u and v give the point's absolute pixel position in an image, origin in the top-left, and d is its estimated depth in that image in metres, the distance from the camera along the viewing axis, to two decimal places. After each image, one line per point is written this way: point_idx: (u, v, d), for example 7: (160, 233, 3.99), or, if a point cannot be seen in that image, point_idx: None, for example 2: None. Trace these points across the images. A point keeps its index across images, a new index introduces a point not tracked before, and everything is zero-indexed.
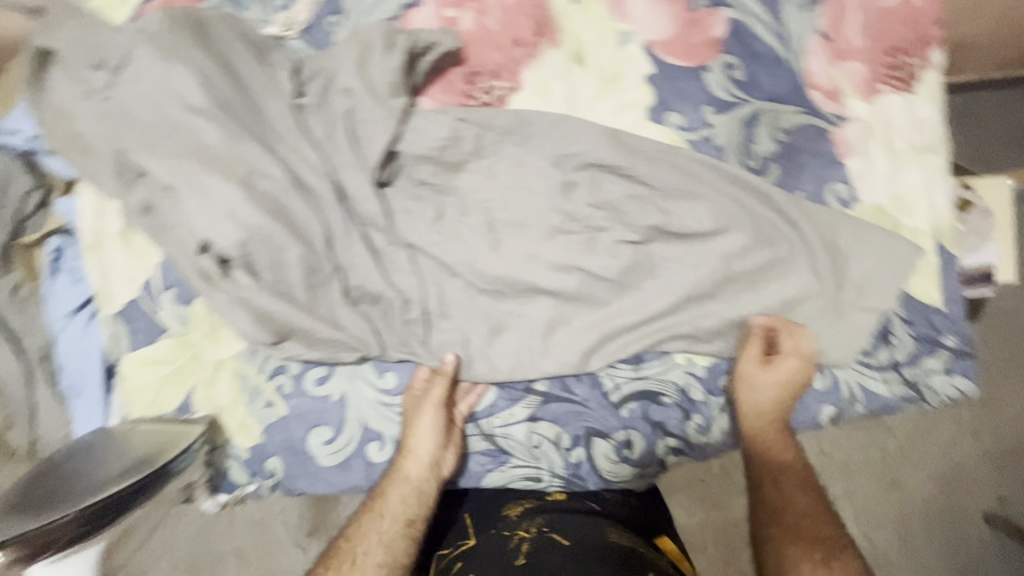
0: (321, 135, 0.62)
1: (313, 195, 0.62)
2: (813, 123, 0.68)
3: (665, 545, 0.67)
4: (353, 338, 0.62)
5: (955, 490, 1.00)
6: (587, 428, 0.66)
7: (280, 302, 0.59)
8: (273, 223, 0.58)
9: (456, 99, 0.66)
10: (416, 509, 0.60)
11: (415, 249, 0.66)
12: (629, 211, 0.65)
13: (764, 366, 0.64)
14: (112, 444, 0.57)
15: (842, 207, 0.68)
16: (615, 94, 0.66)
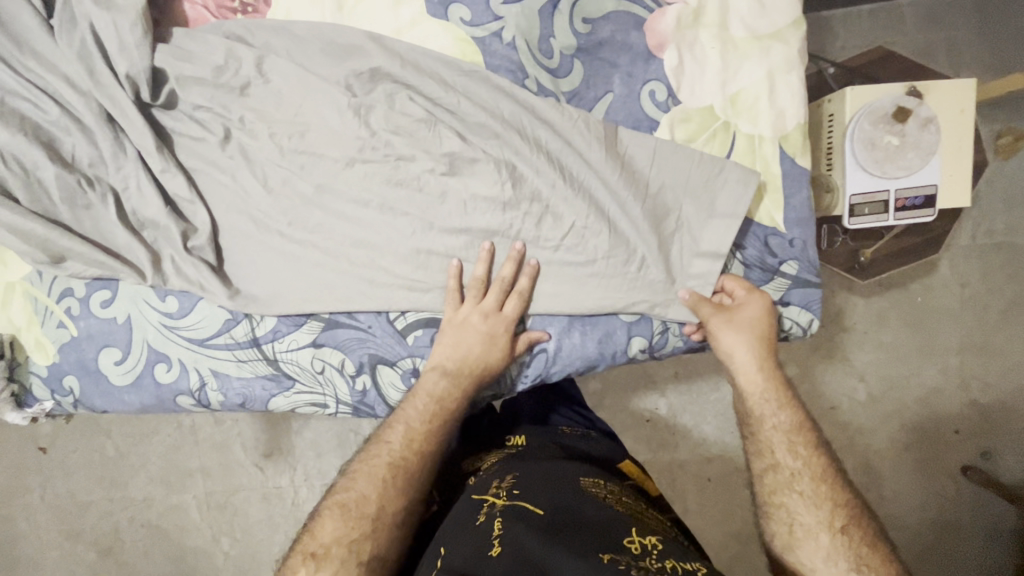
0: (65, 36, 0.56)
1: (70, 107, 0.57)
2: (623, 11, 0.57)
3: (630, 468, 0.75)
4: (124, 265, 0.59)
5: (936, 446, 1.12)
6: (371, 355, 0.63)
7: (38, 221, 0.56)
8: (21, 140, 0.55)
9: (216, 2, 0.61)
10: (412, 497, 0.57)
11: (194, 172, 0.61)
12: (407, 122, 0.58)
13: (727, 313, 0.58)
14: None
15: (660, 112, 0.58)
16: None
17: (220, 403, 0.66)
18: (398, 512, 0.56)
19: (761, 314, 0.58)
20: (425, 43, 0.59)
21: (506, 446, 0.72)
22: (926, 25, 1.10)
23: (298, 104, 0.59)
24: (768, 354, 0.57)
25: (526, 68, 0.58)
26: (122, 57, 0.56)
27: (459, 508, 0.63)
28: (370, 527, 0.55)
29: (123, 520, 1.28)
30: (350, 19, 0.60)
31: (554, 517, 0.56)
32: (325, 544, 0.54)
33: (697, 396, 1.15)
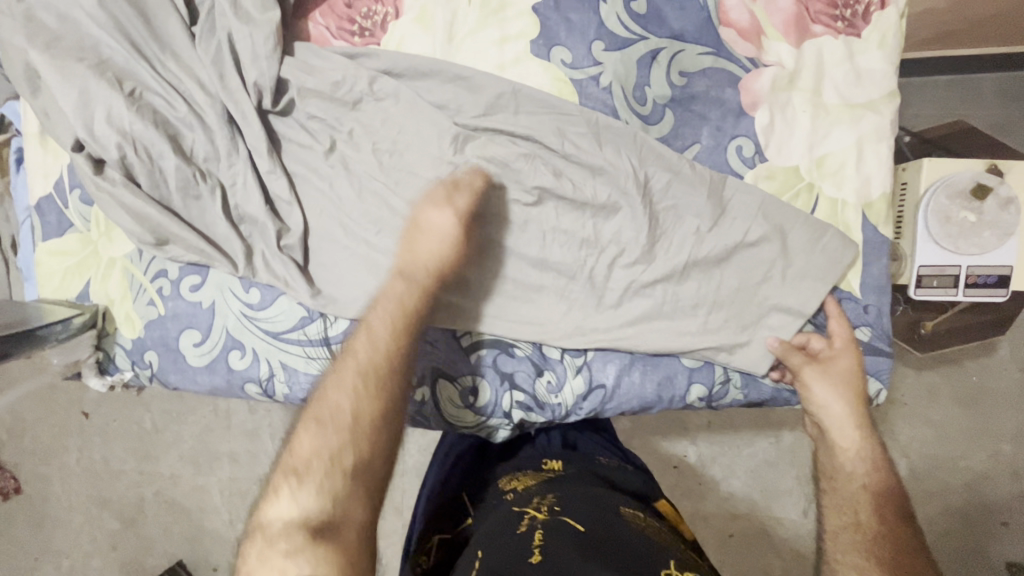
0: (206, 46, 0.62)
1: (197, 106, 0.62)
2: (720, 67, 0.59)
3: (664, 507, 0.73)
4: (221, 254, 0.64)
5: (983, 536, 1.06)
6: (433, 368, 0.65)
7: (154, 205, 0.61)
8: (150, 129, 0.59)
9: (337, 23, 0.64)
10: (392, 396, 0.53)
11: (295, 177, 0.65)
12: (503, 155, 0.61)
13: (819, 363, 0.59)
14: (31, 309, 0.66)
15: (745, 167, 0.60)
16: (498, 24, 0.62)
17: (283, 395, 0.69)
18: (375, 408, 0.51)
19: (856, 375, 0.59)
20: (525, 80, 0.62)
21: (542, 470, 0.72)
22: (1005, 105, 1.09)
23: (401, 125, 0.63)
24: (857, 390, 0.59)
25: (619, 113, 0.61)
26: (252, 68, 0.61)
27: (498, 515, 0.64)
28: (341, 417, 0.50)
29: (149, 493, 1.32)
30: (461, 51, 0.63)
31: (591, 533, 0.56)
32: (297, 474, 0.48)
33: (728, 447, 1.12)
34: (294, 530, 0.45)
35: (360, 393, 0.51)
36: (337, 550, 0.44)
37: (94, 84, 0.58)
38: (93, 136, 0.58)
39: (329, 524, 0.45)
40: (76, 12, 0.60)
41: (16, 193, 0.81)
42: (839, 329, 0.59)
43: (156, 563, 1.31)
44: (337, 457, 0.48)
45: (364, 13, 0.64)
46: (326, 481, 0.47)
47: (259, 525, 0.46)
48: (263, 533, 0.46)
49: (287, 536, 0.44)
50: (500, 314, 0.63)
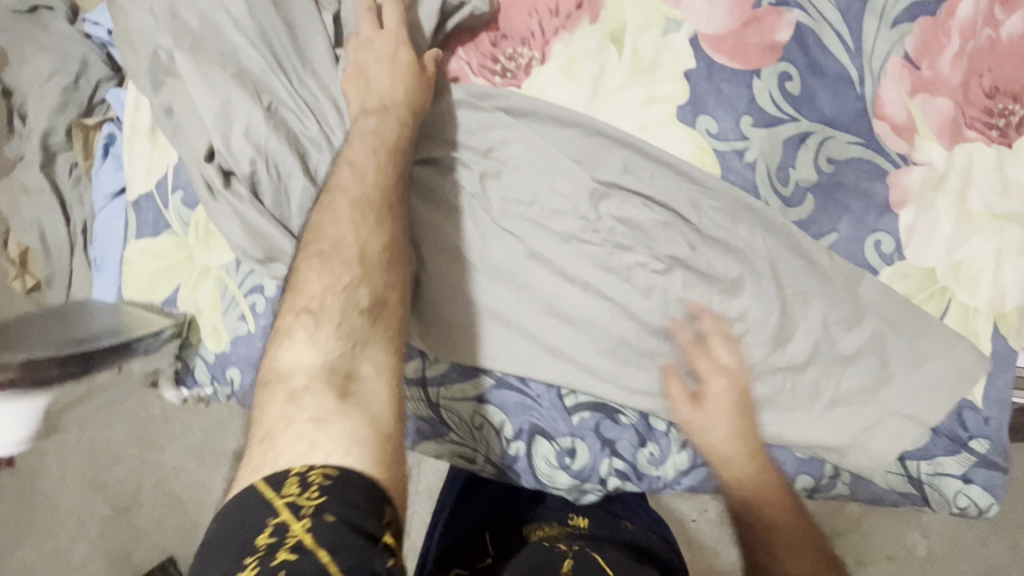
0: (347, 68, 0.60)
1: (329, 128, 0.60)
2: (869, 159, 0.58)
3: None
4: None
5: None
6: (531, 424, 0.63)
7: (271, 224, 0.58)
8: (285, 149, 0.58)
9: (479, 61, 0.62)
10: (395, 223, 0.53)
11: (415, 211, 0.63)
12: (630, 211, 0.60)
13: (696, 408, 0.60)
14: (108, 312, 0.63)
15: (880, 262, 0.59)
16: (646, 84, 0.61)
17: None
18: (382, 250, 0.51)
19: (719, 402, 0.60)
20: (665, 145, 0.61)
21: (569, 525, 0.72)
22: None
23: (534, 172, 0.61)
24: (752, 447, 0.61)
25: (760, 191, 0.60)
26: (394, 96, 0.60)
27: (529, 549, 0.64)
28: (356, 218, 0.52)
29: (147, 483, 1.25)
30: (605, 108, 0.61)
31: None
32: (313, 319, 0.46)
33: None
34: (328, 341, 0.45)
35: (370, 176, 0.54)
36: (362, 410, 0.43)
37: (238, 97, 0.57)
38: (228, 147, 0.57)
39: (354, 383, 0.44)
40: (222, 19, 0.59)
41: (96, 178, 0.78)
42: (706, 366, 0.60)
43: (143, 557, 1.22)
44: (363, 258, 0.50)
45: (508, 53, 0.62)
46: (340, 299, 0.47)
47: (281, 338, 0.46)
48: (298, 333, 0.46)
49: (310, 395, 0.42)
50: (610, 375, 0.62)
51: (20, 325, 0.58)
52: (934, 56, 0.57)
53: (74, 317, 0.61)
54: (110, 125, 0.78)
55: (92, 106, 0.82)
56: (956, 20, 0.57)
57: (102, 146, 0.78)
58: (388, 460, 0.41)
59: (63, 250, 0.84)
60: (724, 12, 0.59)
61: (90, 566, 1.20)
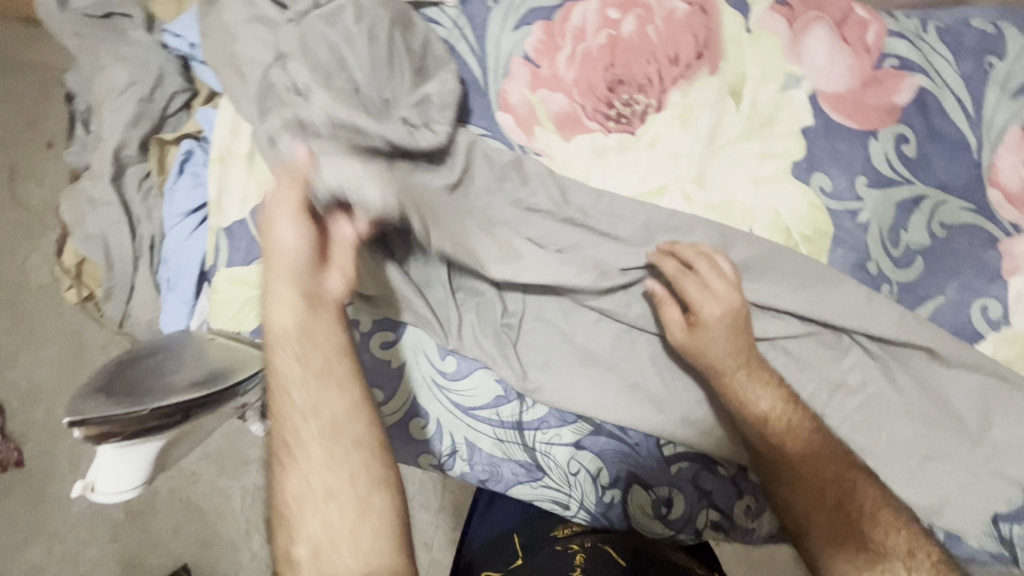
0: None
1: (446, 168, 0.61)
2: (979, 226, 0.59)
3: None
4: (440, 320, 0.62)
5: None
6: (629, 472, 0.63)
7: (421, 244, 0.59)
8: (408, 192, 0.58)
9: (593, 104, 0.62)
10: (321, 396, 0.52)
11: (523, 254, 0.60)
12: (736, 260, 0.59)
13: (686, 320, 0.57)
14: (198, 346, 0.58)
15: (986, 328, 0.59)
16: (762, 138, 0.61)
17: (459, 473, 0.65)
18: (309, 383, 0.52)
19: (711, 300, 0.56)
20: (779, 201, 0.61)
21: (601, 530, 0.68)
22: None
23: (646, 216, 0.60)
24: (741, 343, 0.57)
25: (871, 250, 0.60)
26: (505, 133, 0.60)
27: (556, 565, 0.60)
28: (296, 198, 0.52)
29: (163, 490, 1.11)
30: (717, 161, 0.61)
31: None
32: (298, 524, 0.50)
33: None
34: (320, 511, 0.50)
35: (305, 224, 0.52)
36: (367, 557, 0.49)
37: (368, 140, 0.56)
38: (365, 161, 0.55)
39: (365, 525, 0.50)
40: (351, 58, 0.60)
41: (168, 194, 0.75)
42: (671, 308, 0.58)
43: (157, 564, 1.09)
44: (316, 313, 0.53)
45: (624, 99, 0.62)
46: (307, 402, 0.51)
47: (281, 494, 0.51)
48: (287, 504, 0.50)
49: (309, 544, 0.49)
50: (702, 419, 0.61)
51: (124, 379, 0.50)
52: None
53: (178, 361, 0.54)
54: (189, 142, 0.76)
55: (166, 118, 0.79)
56: None
57: (179, 162, 0.76)
58: None
59: (125, 261, 0.80)
60: (844, 70, 0.60)
61: (101, 570, 1.08)
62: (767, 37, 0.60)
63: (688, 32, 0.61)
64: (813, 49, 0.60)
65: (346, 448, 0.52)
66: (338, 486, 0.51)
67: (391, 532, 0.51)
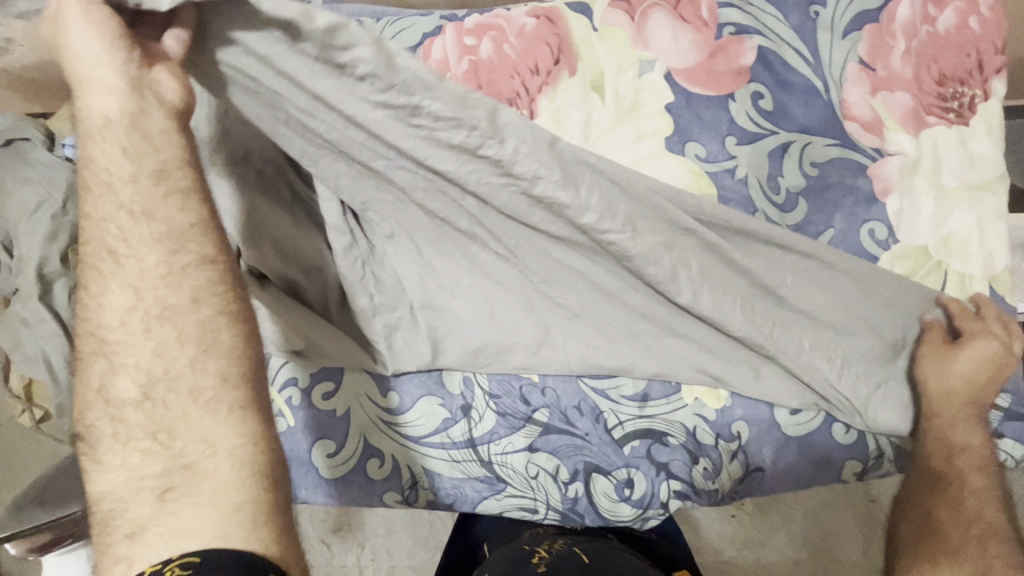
0: None
1: None
2: (847, 157, 0.63)
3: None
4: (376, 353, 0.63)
5: None
6: (586, 463, 0.64)
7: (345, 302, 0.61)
8: (309, 243, 0.60)
9: None
10: (176, 252, 0.42)
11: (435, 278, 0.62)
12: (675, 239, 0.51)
13: (948, 350, 0.58)
14: None
15: (877, 249, 0.63)
16: (633, 122, 0.65)
17: (426, 502, 0.66)
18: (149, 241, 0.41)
19: (986, 348, 0.58)
20: (662, 175, 0.64)
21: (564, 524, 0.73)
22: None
23: None
24: (983, 376, 0.59)
25: (756, 202, 0.63)
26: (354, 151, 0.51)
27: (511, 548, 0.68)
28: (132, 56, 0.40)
29: None
30: (598, 153, 0.65)
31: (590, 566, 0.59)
32: (122, 425, 0.40)
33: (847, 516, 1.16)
34: (145, 417, 0.40)
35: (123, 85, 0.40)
36: (213, 503, 0.38)
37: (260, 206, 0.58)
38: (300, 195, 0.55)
39: (197, 494, 0.39)
40: None
41: None
42: (938, 335, 0.59)
43: None
44: (138, 176, 0.41)
45: None
46: (142, 295, 0.41)
47: (92, 387, 0.41)
48: (105, 407, 0.41)
49: (136, 510, 0.38)
50: (640, 392, 0.64)
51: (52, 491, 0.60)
52: (883, 57, 0.63)
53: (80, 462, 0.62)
54: None
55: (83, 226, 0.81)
56: (897, 23, 0.63)
57: None
58: (246, 536, 0.38)
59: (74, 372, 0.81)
60: (690, 46, 0.64)
61: None
62: (613, 32, 0.65)
63: (542, 43, 0.65)
64: (656, 33, 0.65)
65: (185, 332, 0.41)
66: (175, 353, 0.41)
67: (250, 418, 0.41)
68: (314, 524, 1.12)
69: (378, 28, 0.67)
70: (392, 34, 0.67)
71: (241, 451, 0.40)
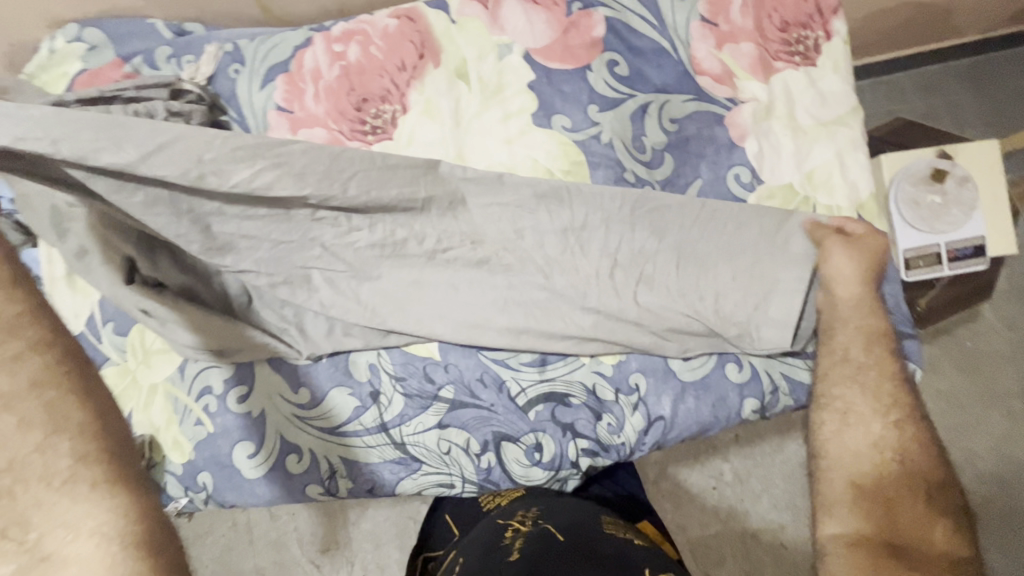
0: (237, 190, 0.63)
1: None
2: (703, 109, 0.66)
3: (648, 528, 0.71)
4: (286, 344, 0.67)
5: None
6: (495, 433, 0.66)
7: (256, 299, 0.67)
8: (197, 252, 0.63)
9: (349, 126, 0.68)
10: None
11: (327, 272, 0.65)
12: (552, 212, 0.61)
13: (844, 237, 0.60)
14: None
15: (745, 192, 0.65)
16: (499, 104, 0.68)
17: (348, 491, 0.68)
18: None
19: (870, 243, 0.61)
20: (534, 149, 0.67)
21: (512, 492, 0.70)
22: (957, 90, 1.14)
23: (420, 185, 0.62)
24: (863, 268, 0.60)
25: (624, 163, 0.66)
26: (267, 157, 0.58)
27: (477, 540, 0.58)
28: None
29: None
30: (471, 135, 0.68)
31: (570, 539, 0.52)
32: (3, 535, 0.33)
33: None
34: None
35: None
36: None
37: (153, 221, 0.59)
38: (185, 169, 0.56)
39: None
40: None
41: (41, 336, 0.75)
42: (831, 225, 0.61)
43: None
44: None
45: (373, 113, 0.68)
46: None
47: None
48: None
49: None
50: (537, 358, 0.66)
51: None
52: (723, 13, 0.67)
53: None
54: None
55: None
56: None
57: None
58: None
59: None
60: (543, 26, 0.68)
61: None
62: (471, 22, 0.69)
63: (405, 41, 0.69)
64: (511, 18, 0.69)
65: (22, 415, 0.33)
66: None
67: (114, 496, 0.35)
68: (301, 545, 1.12)
69: (252, 47, 0.71)
70: (265, 52, 0.71)
71: (111, 531, 0.34)
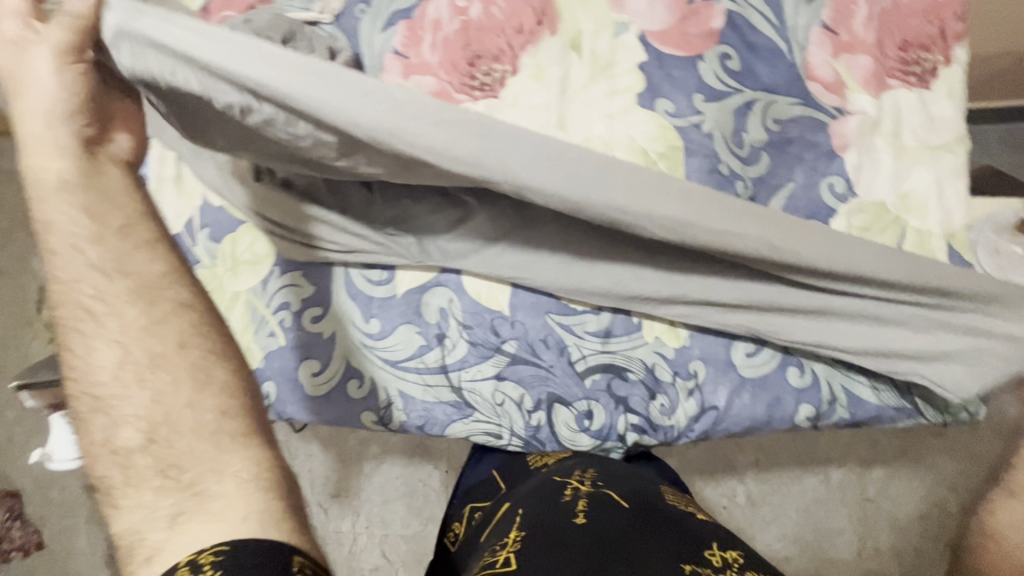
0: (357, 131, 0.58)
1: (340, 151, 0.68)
2: (808, 115, 0.67)
3: None
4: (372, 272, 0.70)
5: None
6: (549, 394, 0.68)
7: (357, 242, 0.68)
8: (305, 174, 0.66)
9: (459, 79, 0.71)
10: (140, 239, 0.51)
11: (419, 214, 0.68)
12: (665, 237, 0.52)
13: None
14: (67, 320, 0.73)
15: (836, 201, 0.65)
16: (606, 79, 0.70)
17: (399, 424, 0.71)
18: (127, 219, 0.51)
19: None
20: (633, 128, 0.68)
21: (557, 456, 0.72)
22: None
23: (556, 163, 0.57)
24: None
25: (720, 154, 0.67)
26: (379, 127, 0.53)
27: (537, 491, 0.60)
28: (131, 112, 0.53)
29: None
30: (575, 105, 0.70)
31: (637, 506, 0.54)
32: (131, 469, 0.47)
33: (901, 475, 1.08)
34: (149, 456, 0.47)
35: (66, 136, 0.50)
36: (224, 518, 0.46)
37: None
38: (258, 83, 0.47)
39: (206, 514, 0.46)
40: None
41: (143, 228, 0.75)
42: None
43: None
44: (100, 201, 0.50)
45: (484, 70, 0.71)
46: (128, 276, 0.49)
47: (97, 440, 0.48)
48: (114, 455, 0.47)
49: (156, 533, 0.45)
50: (602, 328, 0.68)
51: None
52: (845, 23, 0.67)
53: None
54: None
55: None
56: None
57: None
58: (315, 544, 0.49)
59: None
60: (664, 10, 0.70)
61: None
62: None
63: (526, 6, 0.71)
64: None
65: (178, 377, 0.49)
66: (172, 397, 0.48)
67: (253, 446, 0.50)
68: (318, 482, 1.16)
69: None
70: None
71: (250, 474, 0.48)
